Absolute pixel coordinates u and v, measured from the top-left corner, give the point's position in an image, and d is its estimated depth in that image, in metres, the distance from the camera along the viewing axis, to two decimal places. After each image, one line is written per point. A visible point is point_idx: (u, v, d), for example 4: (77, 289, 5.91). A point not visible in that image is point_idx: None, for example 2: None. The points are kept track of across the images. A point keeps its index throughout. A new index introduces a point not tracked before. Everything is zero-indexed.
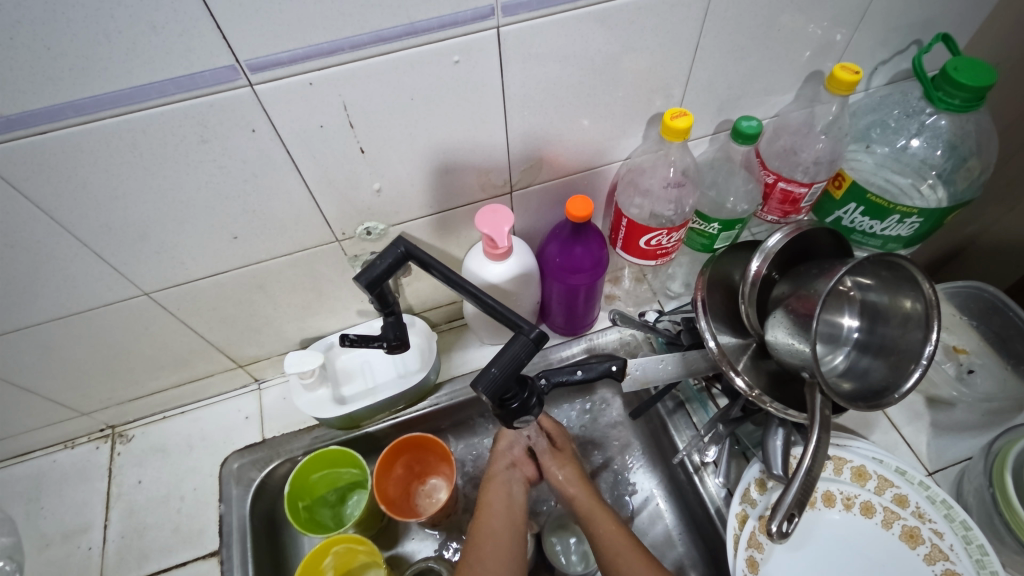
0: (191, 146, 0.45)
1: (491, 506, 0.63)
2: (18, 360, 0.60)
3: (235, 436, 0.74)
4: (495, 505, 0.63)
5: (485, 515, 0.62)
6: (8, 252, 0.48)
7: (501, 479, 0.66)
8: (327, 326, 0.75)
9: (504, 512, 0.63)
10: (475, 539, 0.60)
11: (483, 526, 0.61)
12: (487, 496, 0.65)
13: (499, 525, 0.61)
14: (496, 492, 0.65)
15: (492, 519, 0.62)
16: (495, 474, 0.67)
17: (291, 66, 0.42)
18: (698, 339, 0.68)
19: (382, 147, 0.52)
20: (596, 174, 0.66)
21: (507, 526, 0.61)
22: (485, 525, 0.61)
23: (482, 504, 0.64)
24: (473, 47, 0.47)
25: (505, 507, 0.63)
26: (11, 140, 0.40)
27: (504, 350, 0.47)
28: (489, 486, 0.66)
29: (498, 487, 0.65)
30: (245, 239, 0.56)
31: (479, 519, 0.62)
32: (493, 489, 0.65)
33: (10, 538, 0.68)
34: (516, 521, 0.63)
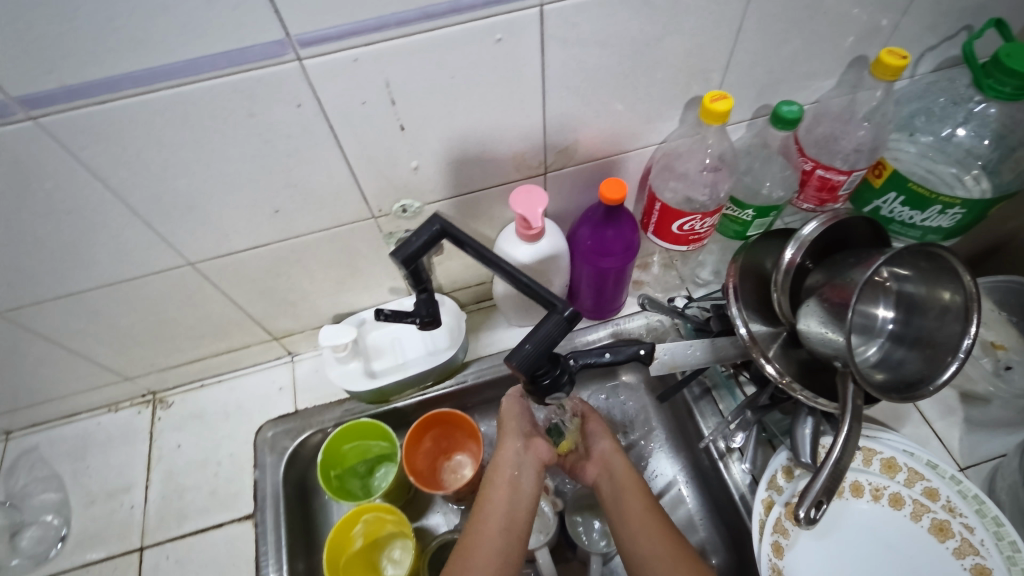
0: (240, 120, 0.46)
1: (493, 500, 0.59)
2: (68, 325, 0.63)
3: (270, 406, 0.77)
4: (496, 501, 0.59)
5: (485, 509, 0.59)
6: (64, 219, 0.50)
7: (507, 471, 0.61)
8: (360, 302, 0.76)
9: (507, 507, 0.59)
10: (471, 533, 0.57)
11: (481, 521, 0.57)
12: (489, 488, 0.61)
13: (498, 521, 0.57)
14: (498, 486, 0.60)
15: (492, 514, 0.58)
16: (500, 464, 0.62)
17: (338, 42, 0.43)
18: (728, 326, 0.68)
19: (421, 125, 0.53)
20: (631, 158, 0.66)
21: (505, 520, 0.57)
22: (486, 518, 0.58)
23: (484, 496, 0.60)
24: (515, 26, 0.47)
25: (507, 502, 0.59)
26: (71, 110, 0.42)
27: (538, 327, 0.49)
28: (493, 477, 0.61)
29: (503, 480, 0.61)
30: (286, 213, 0.57)
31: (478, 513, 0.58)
32: (496, 482, 0.61)
33: (59, 494, 0.72)
34: (518, 517, 0.58)
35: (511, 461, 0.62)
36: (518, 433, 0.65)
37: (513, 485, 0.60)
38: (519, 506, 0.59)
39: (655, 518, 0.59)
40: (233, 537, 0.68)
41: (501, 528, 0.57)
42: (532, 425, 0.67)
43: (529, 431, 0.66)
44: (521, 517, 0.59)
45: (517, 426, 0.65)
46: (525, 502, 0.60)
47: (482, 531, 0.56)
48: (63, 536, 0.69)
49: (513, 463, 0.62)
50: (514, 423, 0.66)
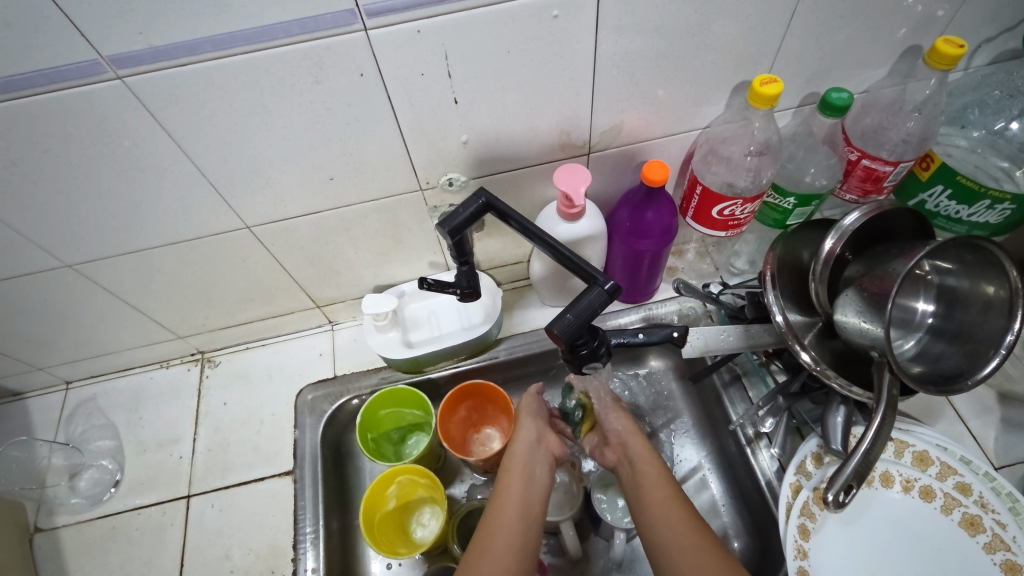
0: (306, 87, 0.49)
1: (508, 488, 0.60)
2: (131, 280, 0.67)
3: (310, 370, 0.80)
4: (512, 486, 0.60)
5: (501, 496, 0.60)
6: (138, 176, 0.53)
7: (520, 461, 0.63)
8: (400, 275, 0.79)
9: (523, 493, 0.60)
10: (488, 518, 0.57)
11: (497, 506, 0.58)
12: (505, 478, 0.62)
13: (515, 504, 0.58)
14: (514, 474, 0.62)
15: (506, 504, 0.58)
16: (515, 454, 0.64)
17: (403, 13, 0.45)
18: (762, 313, 0.68)
19: (474, 99, 0.54)
20: (674, 142, 0.67)
21: (520, 504, 0.58)
22: (504, 502, 0.59)
23: (500, 485, 0.61)
24: (572, 3, 0.48)
25: (522, 489, 0.60)
26: (156, 71, 0.45)
27: (580, 298, 0.50)
28: (510, 464, 0.63)
29: (518, 467, 0.62)
30: (339, 181, 0.60)
31: (494, 500, 0.59)
32: (512, 469, 0.62)
33: (114, 441, 0.76)
34: (533, 507, 0.59)
35: (523, 453, 0.65)
36: (531, 430, 0.68)
37: (528, 473, 0.62)
38: (533, 495, 0.60)
39: (676, 504, 0.57)
40: (273, 491, 0.71)
41: (516, 515, 0.57)
42: (544, 424, 0.70)
43: (542, 429, 0.69)
44: (535, 506, 0.59)
45: (530, 423, 0.69)
46: (540, 490, 0.61)
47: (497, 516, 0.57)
48: (117, 481, 0.73)
49: (526, 454, 0.65)
50: (529, 421, 0.69)
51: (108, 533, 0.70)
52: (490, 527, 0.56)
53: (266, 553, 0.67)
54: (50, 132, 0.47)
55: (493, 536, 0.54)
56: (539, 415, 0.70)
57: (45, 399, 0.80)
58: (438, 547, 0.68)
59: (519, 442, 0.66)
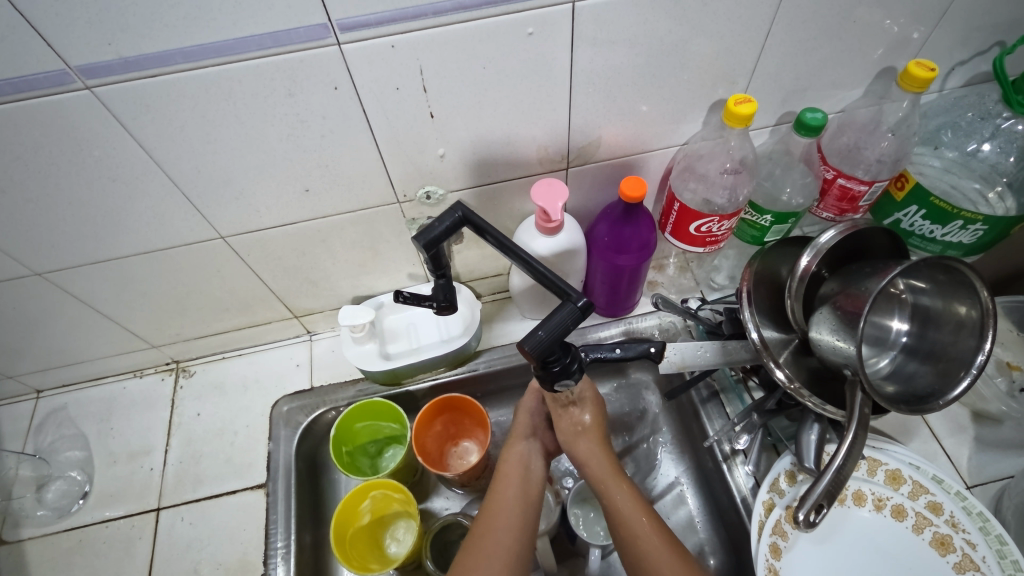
0: (279, 99, 0.48)
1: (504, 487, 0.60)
2: (103, 289, 0.66)
3: (287, 380, 0.79)
4: (510, 476, 0.61)
5: (499, 488, 0.60)
6: (109, 185, 0.53)
7: (519, 454, 0.63)
8: (379, 286, 0.78)
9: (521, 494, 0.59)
10: (486, 513, 0.57)
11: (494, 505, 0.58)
12: (503, 473, 0.61)
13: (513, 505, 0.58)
14: (513, 464, 0.62)
15: (502, 505, 0.58)
16: (514, 445, 0.64)
17: (377, 28, 0.45)
18: (739, 330, 0.68)
19: (450, 113, 0.54)
20: (652, 158, 0.67)
21: (518, 498, 0.58)
22: (502, 491, 0.59)
23: (498, 479, 0.61)
24: (548, 20, 0.48)
25: (520, 482, 0.60)
26: (126, 81, 0.44)
27: (552, 315, 0.50)
28: (508, 456, 0.63)
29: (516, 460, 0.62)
30: (315, 192, 0.59)
31: (492, 493, 0.59)
32: (511, 459, 0.63)
33: (84, 452, 0.75)
34: (532, 505, 0.59)
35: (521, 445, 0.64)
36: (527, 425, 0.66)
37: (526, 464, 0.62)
38: (532, 486, 0.60)
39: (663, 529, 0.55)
40: (246, 504, 0.70)
41: (512, 510, 0.57)
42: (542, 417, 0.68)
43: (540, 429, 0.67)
44: (533, 497, 0.60)
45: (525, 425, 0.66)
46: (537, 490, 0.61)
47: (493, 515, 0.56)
48: (86, 492, 0.72)
49: (525, 446, 0.64)
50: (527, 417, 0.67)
51: (75, 547, 0.68)
52: (486, 521, 0.56)
53: (235, 568, 0.66)
54: (18, 141, 0.47)
55: (494, 523, 0.56)
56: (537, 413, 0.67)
57: (14, 407, 0.79)
58: (413, 562, 0.68)
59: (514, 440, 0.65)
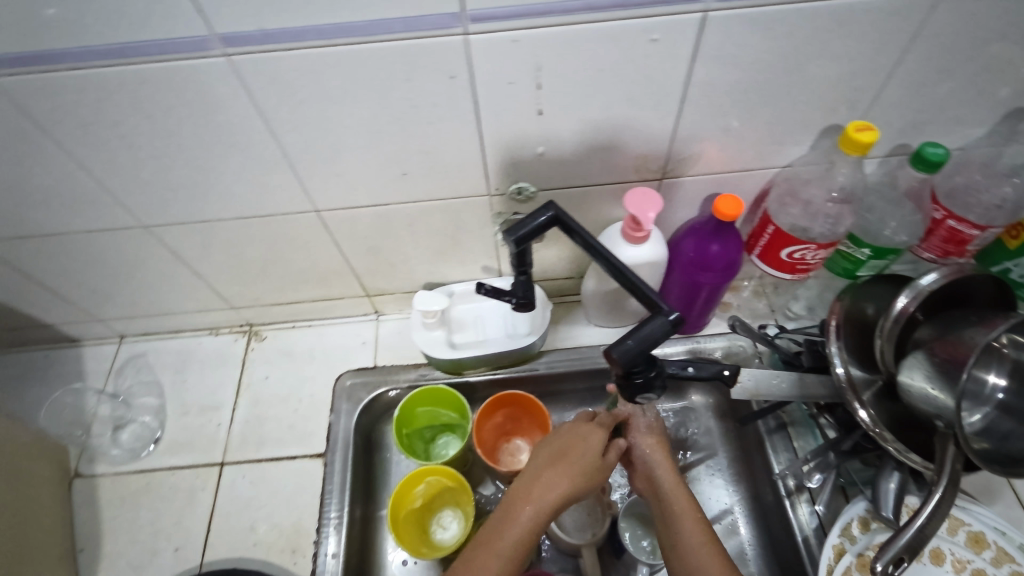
0: (398, 83, 0.49)
1: (554, 469, 0.56)
2: (198, 249, 0.68)
3: (352, 357, 0.81)
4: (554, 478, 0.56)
5: (536, 491, 0.55)
6: (223, 150, 0.55)
7: (573, 456, 0.57)
8: (452, 275, 0.79)
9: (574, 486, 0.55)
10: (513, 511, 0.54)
11: (536, 484, 0.56)
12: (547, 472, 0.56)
13: (560, 492, 0.55)
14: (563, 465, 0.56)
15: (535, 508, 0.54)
16: (570, 447, 0.58)
17: (506, 21, 0.45)
18: (821, 364, 0.66)
19: (558, 113, 0.54)
20: (750, 178, 0.65)
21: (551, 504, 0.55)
22: (540, 493, 0.55)
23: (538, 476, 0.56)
24: (675, 28, 0.47)
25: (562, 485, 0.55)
26: (258, 52, 0.46)
27: (641, 325, 0.50)
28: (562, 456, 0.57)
29: (564, 461, 0.57)
30: (411, 177, 0.60)
31: (528, 493, 0.55)
32: (563, 458, 0.57)
33: (158, 400, 0.78)
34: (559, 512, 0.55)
35: (580, 447, 0.58)
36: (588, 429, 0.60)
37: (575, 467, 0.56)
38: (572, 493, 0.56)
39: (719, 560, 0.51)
40: (303, 471, 0.72)
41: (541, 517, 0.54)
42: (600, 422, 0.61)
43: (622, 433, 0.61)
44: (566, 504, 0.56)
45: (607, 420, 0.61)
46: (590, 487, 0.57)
47: (529, 495, 0.55)
48: (157, 438, 0.75)
49: (581, 450, 0.58)
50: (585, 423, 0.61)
51: (142, 488, 0.72)
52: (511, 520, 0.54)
53: (290, 531, 0.68)
54: (151, 100, 0.49)
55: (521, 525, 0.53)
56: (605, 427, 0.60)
57: (99, 348, 0.83)
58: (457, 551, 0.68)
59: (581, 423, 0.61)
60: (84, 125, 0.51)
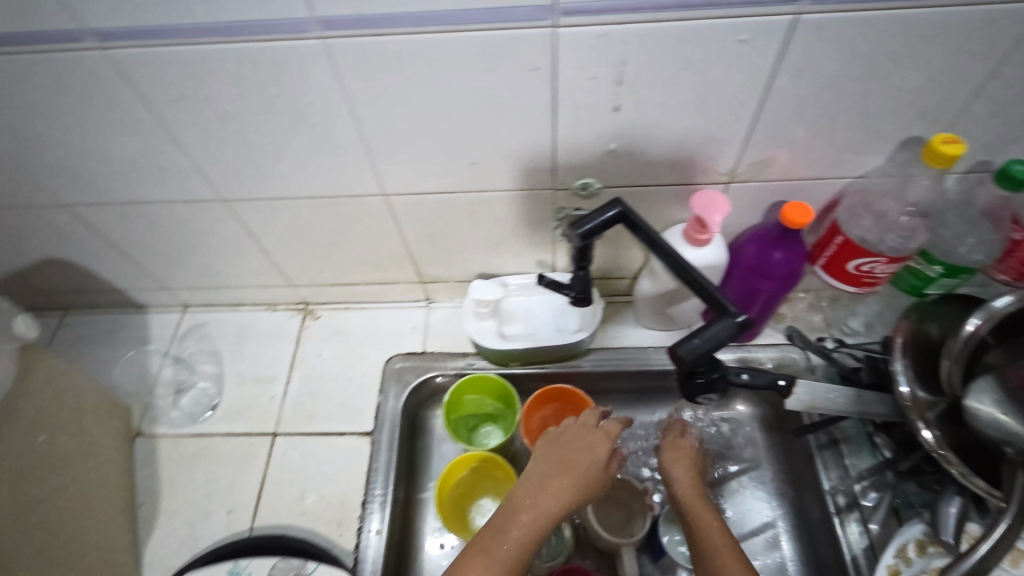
0: (482, 73, 0.50)
1: (558, 476, 0.56)
2: (269, 225, 0.71)
3: (402, 341, 0.83)
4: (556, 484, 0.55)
5: (539, 494, 0.55)
6: (306, 130, 0.57)
7: (575, 463, 0.57)
8: (505, 267, 0.80)
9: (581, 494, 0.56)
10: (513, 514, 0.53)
11: (541, 486, 0.55)
12: (550, 478, 0.56)
13: (568, 497, 0.55)
14: (566, 471, 0.57)
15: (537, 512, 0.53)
16: (574, 455, 0.58)
17: (596, 16, 0.46)
18: (880, 382, 0.64)
19: (634, 110, 0.54)
20: (820, 186, 0.64)
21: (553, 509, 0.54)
22: (542, 497, 0.54)
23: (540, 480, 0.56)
24: (764, 29, 0.47)
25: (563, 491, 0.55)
26: (354, 37, 0.47)
27: (707, 326, 0.50)
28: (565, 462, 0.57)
29: (568, 469, 0.57)
30: (481, 166, 0.61)
31: (529, 497, 0.54)
32: (567, 464, 0.57)
33: (217, 368, 0.81)
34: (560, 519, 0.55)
35: (583, 455, 0.58)
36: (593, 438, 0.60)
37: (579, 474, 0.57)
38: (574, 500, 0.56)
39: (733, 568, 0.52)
40: (351, 448, 0.74)
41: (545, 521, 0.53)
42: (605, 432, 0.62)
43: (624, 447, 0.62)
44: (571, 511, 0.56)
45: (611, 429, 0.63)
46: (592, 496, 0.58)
47: (534, 497, 0.54)
48: (214, 405, 0.78)
49: (585, 458, 0.58)
50: (589, 433, 0.61)
51: (199, 452, 0.75)
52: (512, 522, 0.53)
53: (336, 504, 0.70)
54: (247, 78, 0.51)
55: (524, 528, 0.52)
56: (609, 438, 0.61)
57: (164, 315, 0.87)
58: None
59: (585, 431, 0.62)
60: (181, 99, 0.53)
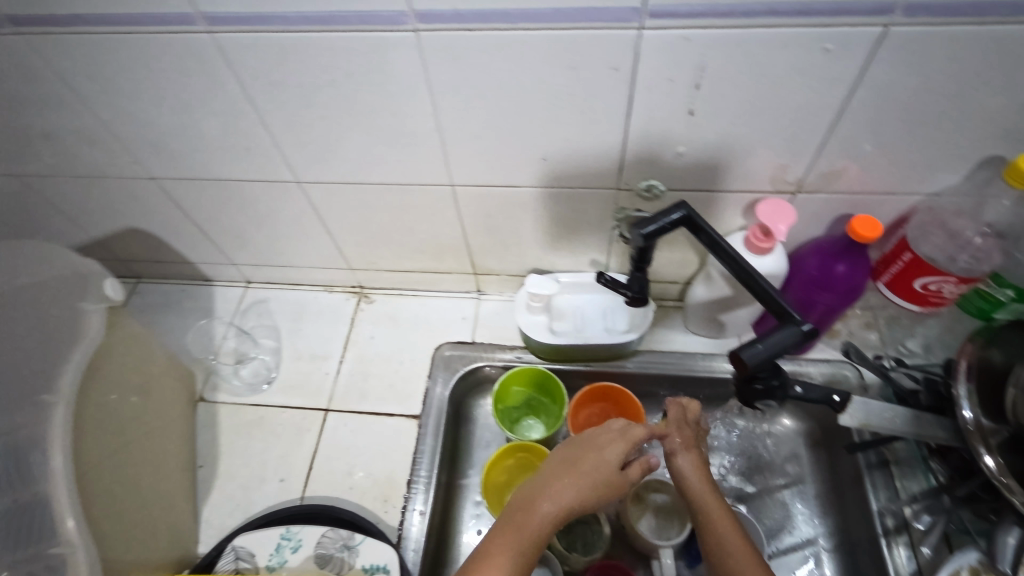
0: (563, 71, 0.52)
1: (564, 484, 0.54)
2: (337, 209, 0.74)
3: (452, 330, 0.85)
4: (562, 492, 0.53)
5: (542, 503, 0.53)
6: (386, 119, 0.59)
7: (584, 470, 0.54)
8: (558, 264, 0.81)
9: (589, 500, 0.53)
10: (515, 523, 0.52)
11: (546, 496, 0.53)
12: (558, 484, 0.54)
13: (573, 506, 0.53)
14: (574, 478, 0.54)
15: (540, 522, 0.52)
16: (583, 458, 0.55)
17: (683, 19, 0.46)
18: (939, 405, 0.63)
19: (709, 115, 0.55)
20: (890, 202, 0.63)
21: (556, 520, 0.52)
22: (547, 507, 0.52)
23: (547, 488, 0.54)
24: (852, 39, 0.47)
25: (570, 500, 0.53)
26: (444, 31, 0.49)
27: (771, 332, 0.50)
28: (575, 468, 0.55)
29: (575, 475, 0.54)
30: (549, 162, 0.62)
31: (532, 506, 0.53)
32: (574, 471, 0.55)
33: (275, 343, 0.85)
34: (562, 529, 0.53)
35: (593, 459, 0.55)
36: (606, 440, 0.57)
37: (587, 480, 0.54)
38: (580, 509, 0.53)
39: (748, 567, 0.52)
40: (399, 429, 0.76)
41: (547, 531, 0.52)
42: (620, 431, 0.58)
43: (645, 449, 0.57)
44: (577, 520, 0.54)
45: (629, 430, 0.58)
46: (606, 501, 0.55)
47: (536, 507, 0.52)
48: (271, 378, 0.82)
49: (594, 462, 0.55)
50: (602, 434, 0.58)
51: (256, 421, 0.78)
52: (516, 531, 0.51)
53: (383, 482, 0.72)
54: (338, 67, 0.54)
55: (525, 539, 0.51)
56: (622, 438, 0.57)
57: (228, 289, 0.91)
58: None
59: (598, 434, 0.58)
60: (274, 83, 0.56)
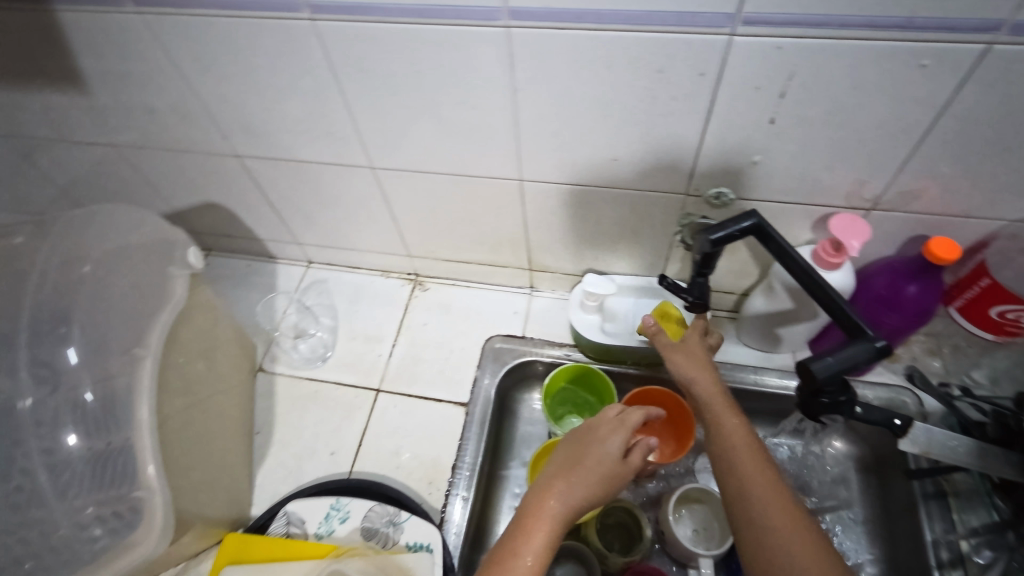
0: (647, 74, 0.52)
1: (565, 478, 0.53)
2: (404, 196, 0.76)
3: (503, 323, 0.86)
4: (564, 483, 0.53)
5: (550, 496, 0.52)
6: (465, 111, 0.61)
7: (586, 460, 0.54)
8: (615, 266, 0.81)
9: (595, 492, 0.53)
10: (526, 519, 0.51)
11: (549, 489, 0.53)
12: (562, 476, 0.54)
13: (579, 495, 0.52)
14: (577, 469, 0.54)
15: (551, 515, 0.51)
16: (583, 450, 0.56)
17: (777, 28, 0.46)
18: (1006, 438, 0.61)
19: (790, 125, 0.54)
20: (970, 225, 0.61)
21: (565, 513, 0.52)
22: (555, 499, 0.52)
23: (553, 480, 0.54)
24: (950, 56, 0.46)
25: (575, 490, 0.52)
26: (535, 29, 0.51)
27: (843, 346, 0.49)
28: (576, 459, 0.55)
29: (577, 467, 0.54)
30: (620, 163, 0.63)
31: (540, 500, 0.52)
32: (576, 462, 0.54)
33: (332, 321, 0.88)
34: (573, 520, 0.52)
35: (593, 449, 0.55)
36: (606, 430, 0.57)
37: (589, 469, 0.54)
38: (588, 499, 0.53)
39: (782, 506, 0.47)
40: (446, 415, 0.78)
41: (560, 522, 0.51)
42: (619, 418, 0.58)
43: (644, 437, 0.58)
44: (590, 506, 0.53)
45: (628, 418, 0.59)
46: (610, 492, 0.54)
47: (544, 500, 0.52)
48: (327, 355, 0.85)
49: (595, 454, 0.55)
50: (602, 426, 0.58)
51: (310, 394, 0.81)
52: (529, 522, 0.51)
53: (428, 464, 0.74)
54: (427, 59, 0.56)
55: (537, 530, 0.50)
56: (621, 427, 0.57)
57: (290, 268, 0.95)
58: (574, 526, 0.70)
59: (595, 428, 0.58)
60: (364, 72, 0.59)
